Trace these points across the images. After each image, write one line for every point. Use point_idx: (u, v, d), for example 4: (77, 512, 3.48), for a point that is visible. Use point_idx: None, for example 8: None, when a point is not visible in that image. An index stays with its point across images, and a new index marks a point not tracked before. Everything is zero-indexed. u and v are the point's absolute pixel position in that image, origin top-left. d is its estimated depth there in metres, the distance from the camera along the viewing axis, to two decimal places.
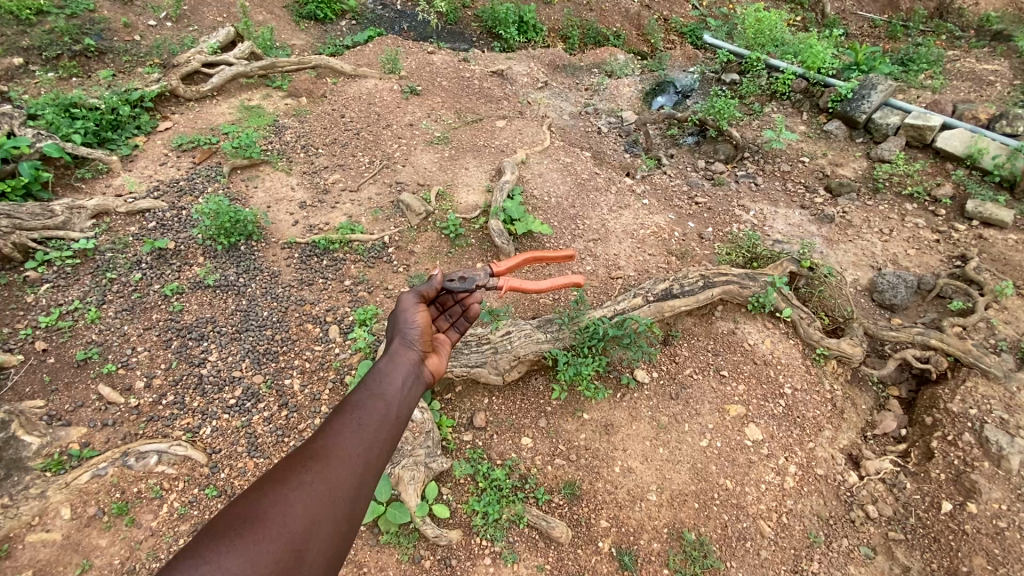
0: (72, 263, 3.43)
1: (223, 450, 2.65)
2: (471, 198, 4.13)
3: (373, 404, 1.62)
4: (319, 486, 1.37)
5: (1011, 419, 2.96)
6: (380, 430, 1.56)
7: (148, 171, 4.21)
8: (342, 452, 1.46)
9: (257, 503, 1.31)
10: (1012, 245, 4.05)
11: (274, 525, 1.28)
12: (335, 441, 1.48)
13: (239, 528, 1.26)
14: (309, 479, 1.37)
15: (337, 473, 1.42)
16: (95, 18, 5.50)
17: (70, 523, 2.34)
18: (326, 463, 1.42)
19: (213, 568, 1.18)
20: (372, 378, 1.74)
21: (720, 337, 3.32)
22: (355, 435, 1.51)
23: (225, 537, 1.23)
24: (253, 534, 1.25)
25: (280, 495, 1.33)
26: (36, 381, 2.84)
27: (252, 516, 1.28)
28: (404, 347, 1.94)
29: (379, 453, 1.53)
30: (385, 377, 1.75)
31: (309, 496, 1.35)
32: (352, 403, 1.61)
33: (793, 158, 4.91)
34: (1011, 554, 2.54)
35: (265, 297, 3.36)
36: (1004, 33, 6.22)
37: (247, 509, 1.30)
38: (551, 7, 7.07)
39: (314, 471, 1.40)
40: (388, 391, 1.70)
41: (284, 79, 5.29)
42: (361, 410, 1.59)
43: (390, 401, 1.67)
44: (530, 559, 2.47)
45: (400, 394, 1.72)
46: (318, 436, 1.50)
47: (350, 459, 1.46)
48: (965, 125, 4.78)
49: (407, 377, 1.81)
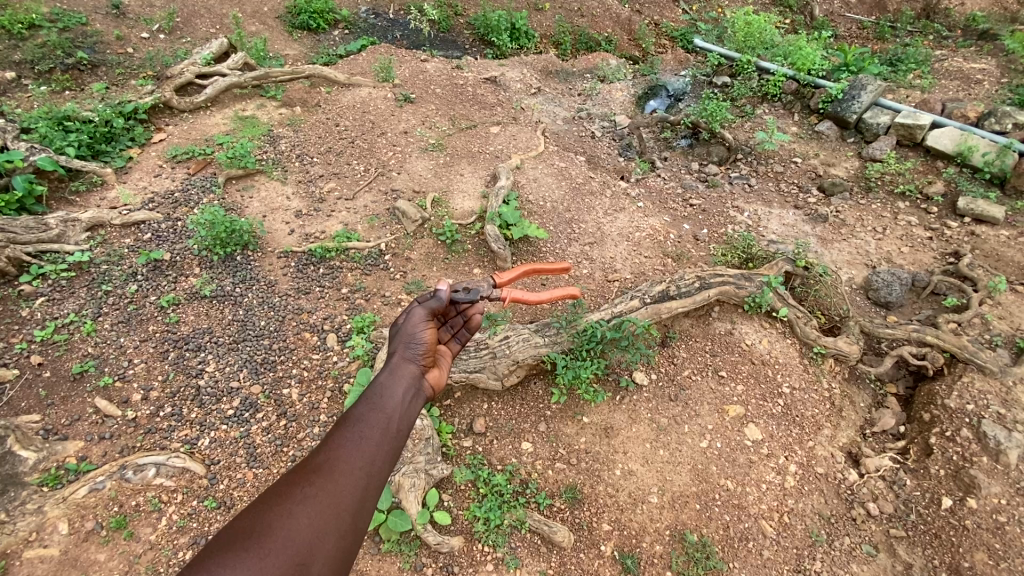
0: (67, 275, 3.42)
1: (222, 461, 2.63)
2: (467, 204, 4.14)
3: (374, 416, 1.62)
4: (322, 500, 1.37)
5: (1008, 413, 2.98)
6: (383, 440, 1.56)
7: (142, 182, 4.20)
8: (346, 465, 1.46)
9: (260, 520, 1.32)
10: (1005, 241, 4.09)
11: (278, 540, 1.29)
12: (338, 453, 1.48)
13: (243, 545, 1.26)
14: (312, 493, 1.38)
15: (340, 486, 1.41)
16: (88, 32, 5.53)
17: (68, 538, 2.31)
18: (329, 476, 1.42)
19: None
20: (374, 390, 1.74)
21: (717, 337, 3.33)
22: (358, 446, 1.51)
23: (230, 553, 1.24)
24: (259, 549, 1.26)
25: (284, 510, 1.34)
26: (32, 395, 2.82)
27: (256, 533, 1.29)
28: (407, 361, 1.94)
29: (383, 464, 1.53)
30: (387, 389, 1.75)
31: (313, 509, 1.35)
32: (354, 415, 1.61)
33: (786, 159, 4.95)
34: (1011, 548, 2.55)
35: (262, 307, 3.35)
36: (991, 32, 6.30)
37: (250, 525, 1.31)
38: (542, 15, 7.18)
39: (316, 485, 1.39)
40: (390, 402, 1.70)
41: (278, 89, 5.31)
42: (363, 422, 1.58)
43: (392, 413, 1.67)
44: (533, 565, 2.46)
45: (401, 406, 1.72)
46: (321, 450, 1.50)
47: (354, 472, 1.46)
48: (954, 123, 4.81)
49: (409, 389, 1.81)
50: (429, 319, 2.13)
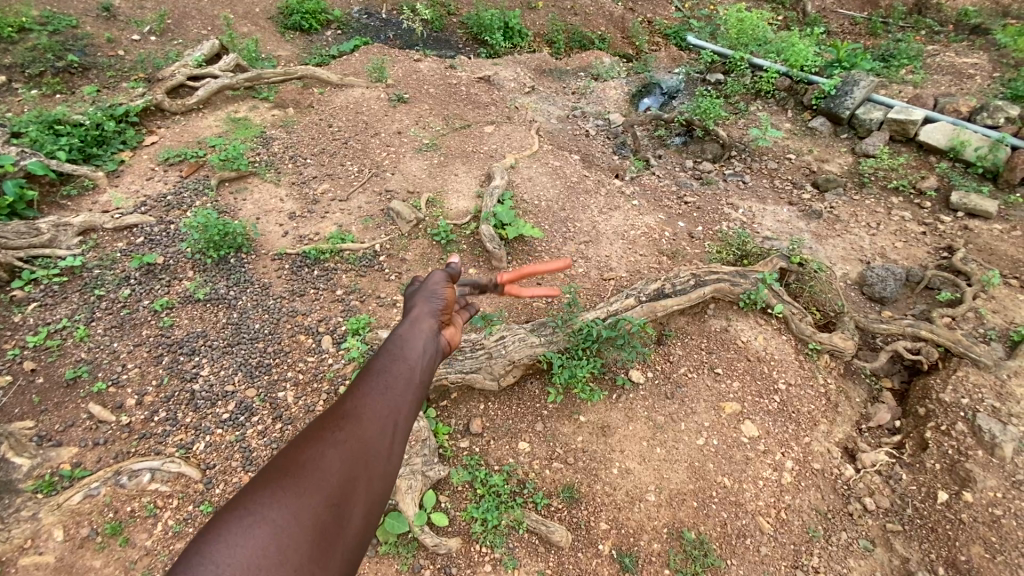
0: (59, 280, 3.40)
1: (217, 465, 2.62)
2: (461, 204, 4.13)
3: (397, 368, 1.61)
4: (353, 445, 1.36)
5: (1003, 407, 2.99)
6: (406, 391, 1.56)
7: (135, 186, 4.18)
8: (373, 412, 1.45)
9: (291, 463, 1.30)
10: (998, 235, 4.10)
11: (313, 481, 1.27)
12: (364, 400, 1.48)
13: (277, 486, 1.24)
14: (343, 438, 1.37)
15: (368, 430, 1.41)
16: (78, 35, 5.48)
17: (63, 545, 2.30)
18: (357, 421, 1.42)
19: (258, 524, 1.15)
20: (393, 342, 1.75)
21: (712, 335, 3.34)
22: (383, 395, 1.51)
23: (266, 494, 1.21)
24: (294, 489, 1.24)
25: (315, 453, 1.32)
26: (25, 401, 2.80)
27: (289, 475, 1.27)
28: (425, 315, 1.93)
29: (409, 412, 1.52)
30: (408, 343, 1.74)
31: (345, 453, 1.34)
32: (377, 368, 1.60)
33: (780, 155, 4.96)
34: (1008, 541, 2.56)
35: (256, 310, 3.34)
36: (982, 27, 6.33)
37: (282, 467, 1.29)
38: (535, 13, 7.18)
39: (345, 430, 1.39)
40: (410, 353, 1.70)
41: (271, 91, 5.29)
42: (386, 374, 1.58)
43: (413, 363, 1.67)
44: (531, 565, 2.46)
45: (422, 359, 1.72)
46: (346, 400, 1.49)
47: (381, 419, 1.45)
48: (947, 118, 4.83)
49: (428, 341, 1.81)
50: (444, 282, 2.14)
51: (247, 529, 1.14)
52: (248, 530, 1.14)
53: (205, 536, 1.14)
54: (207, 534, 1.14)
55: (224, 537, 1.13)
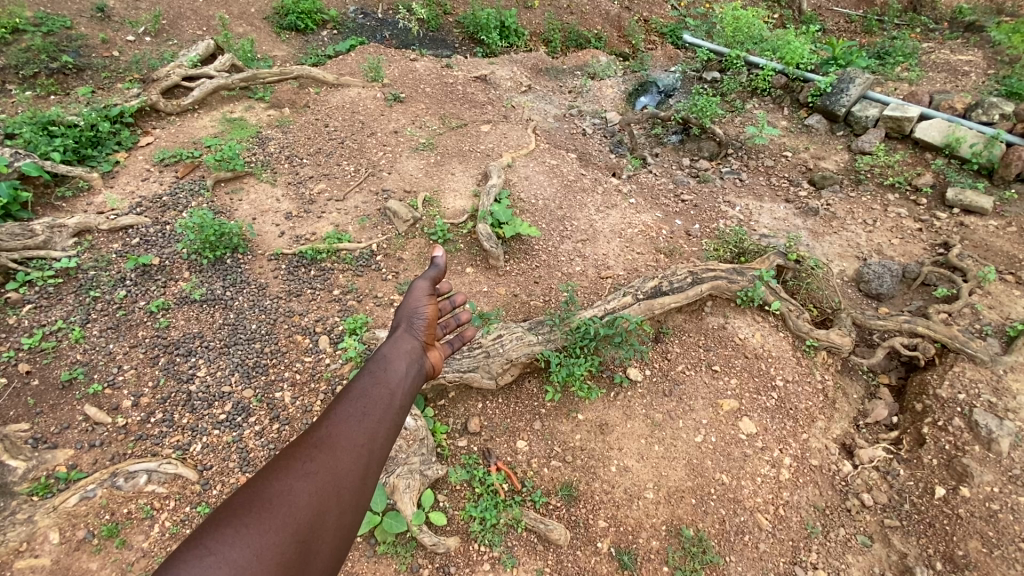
0: (54, 282, 3.38)
1: (214, 466, 2.61)
2: (459, 203, 4.13)
3: (376, 397, 1.76)
4: (323, 476, 1.49)
5: (999, 402, 3.01)
6: (381, 422, 1.70)
7: (130, 187, 4.16)
8: (347, 443, 1.59)
9: (260, 493, 1.42)
10: (994, 231, 4.12)
11: (280, 514, 1.37)
12: (339, 432, 1.61)
13: (244, 517, 1.34)
14: (314, 469, 1.49)
15: (340, 464, 1.54)
16: (72, 35, 5.44)
17: (59, 547, 2.28)
18: (330, 453, 1.55)
19: (219, 559, 1.24)
20: (375, 366, 1.90)
21: (710, 332, 3.35)
22: (358, 426, 1.65)
23: (230, 528, 1.31)
24: (261, 523, 1.34)
25: (286, 484, 1.44)
26: (20, 404, 2.78)
27: (258, 504, 1.38)
28: (409, 336, 2.09)
29: (380, 444, 1.66)
30: (388, 369, 1.90)
31: (315, 485, 1.47)
32: (354, 395, 1.75)
33: (777, 153, 4.97)
34: (1005, 535, 2.56)
35: (253, 310, 3.33)
36: (977, 24, 6.37)
37: (252, 497, 1.40)
38: (532, 12, 7.19)
39: (318, 461, 1.51)
40: (390, 380, 1.86)
41: (266, 91, 5.28)
42: (364, 401, 1.73)
43: (392, 390, 1.82)
44: (530, 563, 2.45)
45: (400, 387, 1.86)
46: (319, 427, 1.63)
47: (354, 451, 1.58)
48: (942, 115, 4.83)
49: (409, 366, 1.97)
50: (431, 293, 2.26)
51: (207, 565, 1.23)
52: (210, 563, 1.24)
53: (170, 565, 1.23)
54: (173, 561, 1.24)
55: (187, 567, 1.22)
